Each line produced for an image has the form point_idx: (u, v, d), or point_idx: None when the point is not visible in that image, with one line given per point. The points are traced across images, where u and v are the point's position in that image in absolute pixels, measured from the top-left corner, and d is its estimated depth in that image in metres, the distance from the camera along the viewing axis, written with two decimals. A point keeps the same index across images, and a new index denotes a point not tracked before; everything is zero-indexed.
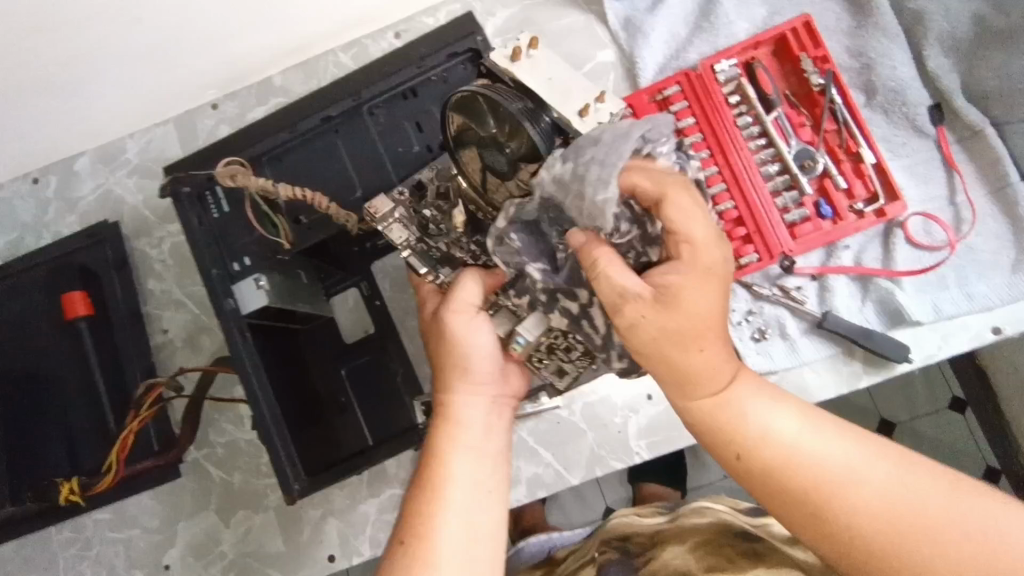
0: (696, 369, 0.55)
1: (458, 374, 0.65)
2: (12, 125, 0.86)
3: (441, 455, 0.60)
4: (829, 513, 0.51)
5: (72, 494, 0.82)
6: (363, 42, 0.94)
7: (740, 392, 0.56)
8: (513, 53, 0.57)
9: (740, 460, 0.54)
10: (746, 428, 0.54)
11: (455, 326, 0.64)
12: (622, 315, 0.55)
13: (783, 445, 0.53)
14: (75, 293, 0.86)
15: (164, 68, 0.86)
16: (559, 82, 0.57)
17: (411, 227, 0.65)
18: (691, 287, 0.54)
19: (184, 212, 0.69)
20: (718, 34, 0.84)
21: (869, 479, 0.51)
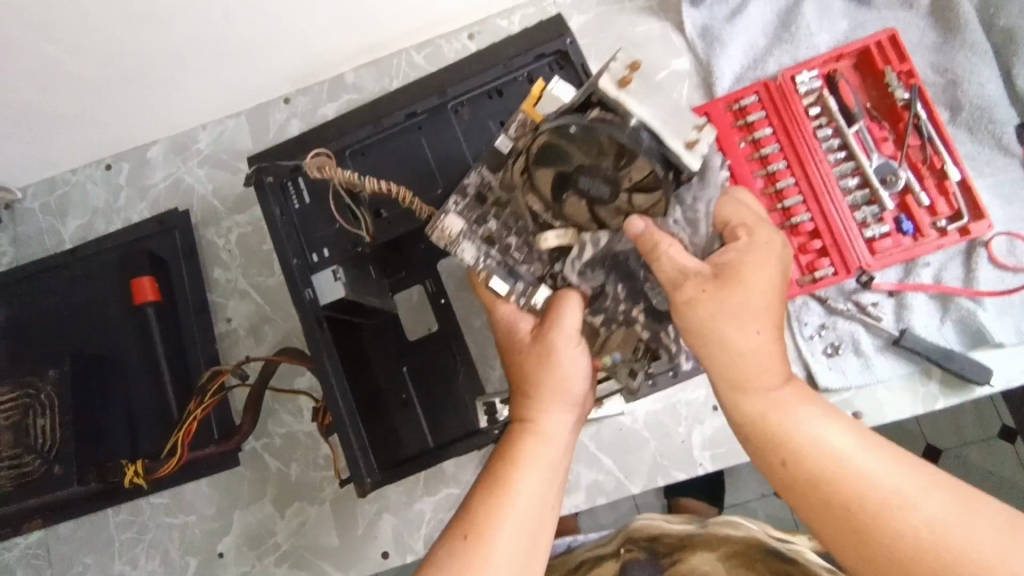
0: (750, 368, 0.53)
1: (553, 399, 0.62)
2: (96, 110, 0.88)
3: (517, 465, 0.58)
4: (864, 536, 0.47)
5: (137, 476, 0.82)
6: (436, 42, 0.95)
7: (794, 399, 0.53)
8: (621, 79, 0.53)
9: (785, 467, 0.51)
10: (793, 433, 0.51)
11: (559, 357, 0.61)
12: (681, 291, 0.55)
13: (832, 457, 0.49)
14: (145, 278, 0.87)
15: (245, 60, 0.87)
16: (666, 112, 0.54)
17: (481, 244, 0.63)
18: (749, 263, 0.55)
19: (267, 199, 0.70)
20: (798, 46, 0.83)
21: (917, 505, 0.46)
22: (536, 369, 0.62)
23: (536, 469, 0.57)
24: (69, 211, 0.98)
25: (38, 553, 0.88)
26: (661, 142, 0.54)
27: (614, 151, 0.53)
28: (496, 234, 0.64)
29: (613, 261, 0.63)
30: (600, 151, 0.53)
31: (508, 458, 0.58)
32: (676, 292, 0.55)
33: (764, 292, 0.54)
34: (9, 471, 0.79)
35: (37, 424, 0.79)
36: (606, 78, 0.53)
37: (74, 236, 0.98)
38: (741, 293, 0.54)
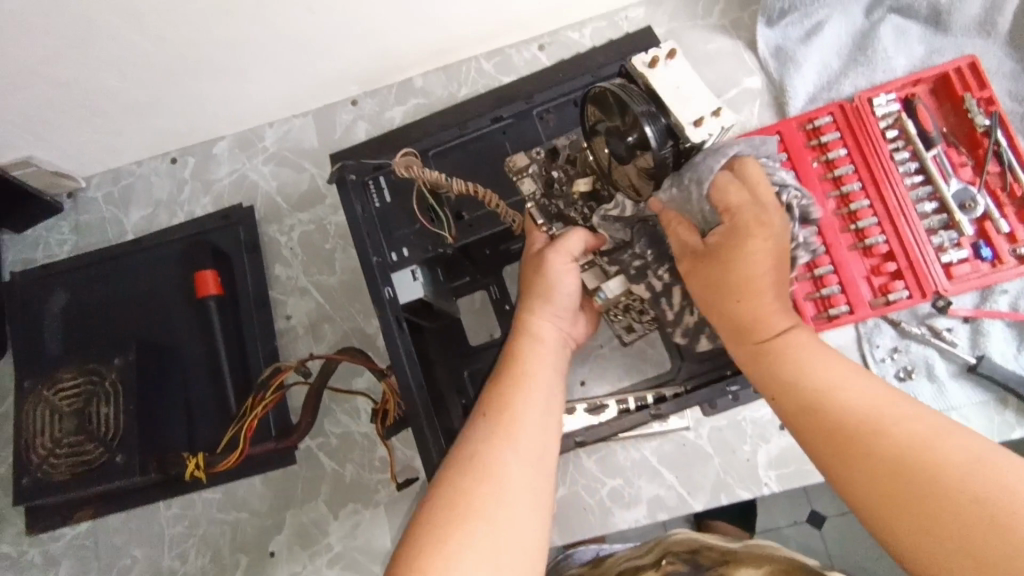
0: (746, 314, 0.57)
1: (538, 301, 0.64)
2: (172, 102, 0.89)
3: (522, 366, 0.60)
4: (849, 447, 0.47)
5: (197, 469, 0.81)
6: (506, 52, 0.95)
7: (791, 343, 0.55)
8: (652, 61, 0.59)
9: (779, 401, 0.53)
10: (788, 364, 0.53)
11: (551, 269, 0.64)
12: (680, 265, 0.61)
13: (822, 379, 0.51)
14: (208, 271, 0.88)
15: (321, 59, 0.88)
16: (684, 90, 0.58)
17: (539, 184, 0.68)
18: (733, 252, 0.56)
19: (348, 196, 0.71)
20: (876, 68, 0.84)
21: (899, 419, 0.46)
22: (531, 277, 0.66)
23: (541, 370, 0.60)
24: (132, 202, 0.99)
25: (87, 544, 0.88)
26: (672, 114, 0.58)
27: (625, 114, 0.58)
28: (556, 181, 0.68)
29: (643, 224, 0.65)
30: (620, 115, 0.59)
31: (511, 361, 0.61)
32: (679, 263, 0.61)
33: (748, 269, 0.56)
34: (70, 458, 0.79)
35: (100, 412, 0.79)
36: (642, 54, 0.60)
37: (136, 227, 0.98)
38: (727, 267, 0.57)
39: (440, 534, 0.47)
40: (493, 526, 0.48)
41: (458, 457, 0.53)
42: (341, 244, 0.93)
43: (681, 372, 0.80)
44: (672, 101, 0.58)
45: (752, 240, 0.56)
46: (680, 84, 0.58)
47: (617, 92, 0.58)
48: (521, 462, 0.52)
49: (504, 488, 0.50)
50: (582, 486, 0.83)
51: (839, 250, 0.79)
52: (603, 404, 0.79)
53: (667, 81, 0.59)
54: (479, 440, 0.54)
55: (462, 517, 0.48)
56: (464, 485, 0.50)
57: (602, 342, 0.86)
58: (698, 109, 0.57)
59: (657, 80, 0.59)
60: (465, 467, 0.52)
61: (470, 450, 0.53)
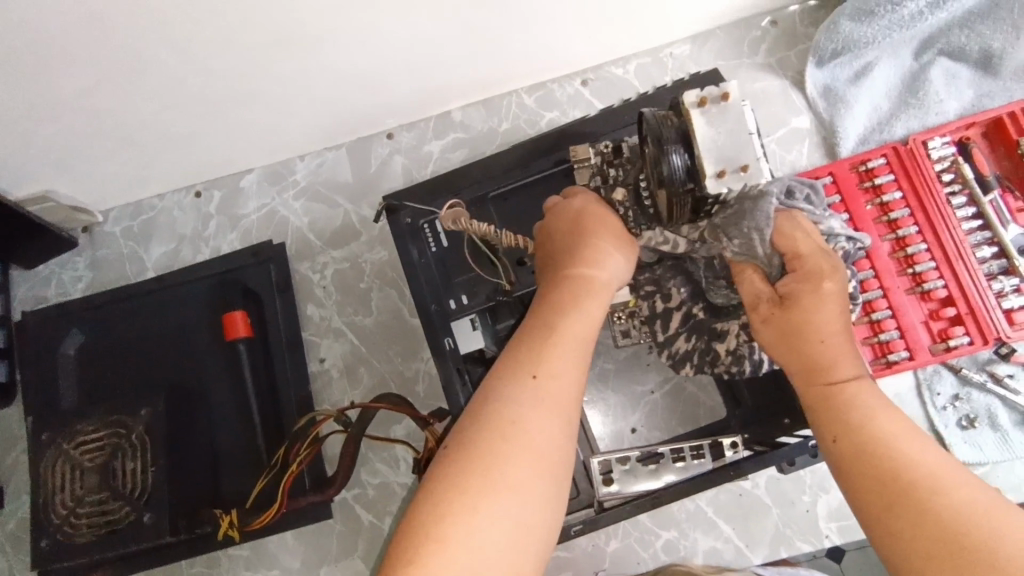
0: (820, 353, 0.54)
1: (613, 242, 0.58)
2: (204, 135, 0.85)
3: (578, 321, 0.53)
4: (903, 501, 0.44)
5: (231, 527, 0.77)
6: (548, 86, 0.93)
7: (859, 390, 0.52)
8: (701, 101, 0.55)
9: (837, 439, 0.49)
10: (852, 408, 0.50)
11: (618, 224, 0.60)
12: (754, 311, 0.58)
13: (887, 427, 0.48)
14: (237, 313, 0.83)
15: (363, 94, 0.85)
16: (718, 140, 0.54)
17: (595, 179, 0.66)
18: (810, 297, 0.55)
19: (405, 242, 0.70)
20: (927, 111, 0.84)
21: (958, 491, 0.43)
22: (606, 216, 0.60)
23: (589, 331, 0.53)
24: (154, 237, 0.94)
25: None
26: (699, 157, 0.54)
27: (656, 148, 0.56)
28: (613, 181, 0.66)
29: (678, 261, 0.67)
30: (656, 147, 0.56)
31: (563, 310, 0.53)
32: (752, 314, 0.59)
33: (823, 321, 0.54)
34: (94, 517, 0.74)
35: (125, 467, 0.74)
36: (694, 91, 0.55)
37: (158, 263, 0.93)
38: (806, 311, 0.55)
39: (452, 494, 0.42)
40: (515, 501, 0.43)
41: (488, 410, 0.46)
42: (377, 282, 0.89)
43: (734, 418, 0.78)
44: (701, 145, 0.54)
45: (827, 284, 0.55)
46: (716, 134, 0.54)
47: (654, 125, 0.56)
48: (565, 439, 0.47)
49: (537, 460, 0.45)
50: (635, 539, 0.79)
51: (897, 294, 0.77)
52: (656, 455, 0.76)
53: (708, 126, 0.54)
54: (516, 397, 0.47)
55: (480, 481, 0.43)
56: (490, 448, 0.44)
57: (652, 388, 0.83)
58: (724, 160, 0.54)
59: (697, 122, 0.55)
60: (492, 426, 0.45)
61: (500, 406, 0.46)
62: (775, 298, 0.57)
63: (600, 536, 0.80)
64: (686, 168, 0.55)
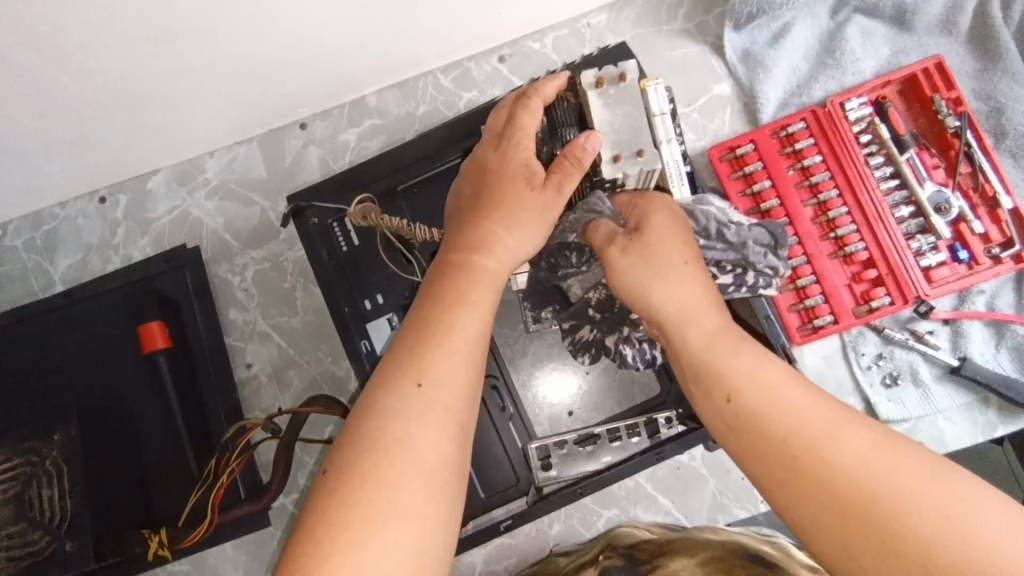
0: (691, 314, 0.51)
1: (503, 225, 0.54)
2: (97, 139, 0.80)
3: (461, 307, 0.50)
4: (807, 462, 0.42)
5: (161, 547, 0.75)
6: (464, 65, 0.89)
7: (743, 345, 0.49)
8: (598, 80, 0.52)
9: (730, 401, 0.47)
10: (735, 364, 0.48)
11: (512, 197, 0.54)
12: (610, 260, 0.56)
13: (781, 385, 0.46)
14: (154, 324, 0.79)
15: (265, 84, 0.80)
16: (616, 123, 0.52)
17: None
18: (662, 248, 0.54)
19: (312, 242, 0.66)
20: (845, 72, 0.83)
21: (848, 440, 0.41)
22: (505, 187, 0.54)
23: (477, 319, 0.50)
24: (59, 249, 0.89)
25: None
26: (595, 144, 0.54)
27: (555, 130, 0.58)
28: None
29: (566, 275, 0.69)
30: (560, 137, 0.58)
31: (443, 302, 0.50)
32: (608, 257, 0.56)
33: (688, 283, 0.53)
34: (12, 548, 0.70)
35: (42, 495, 0.71)
36: (591, 70, 0.52)
37: (66, 276, 0.89)
38: (659, 258, 0.54)
39: (350, 540, 0.41)
40: (416, 523, 0.42)
41: (371, 437, 0.44)
42: (300, 281, 0.86)
43: (671, 394, 0.76)
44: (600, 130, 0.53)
45: (672, 235, 0.54)
46: (614, 117, 0.52)
47: (553, 109, 0.58)
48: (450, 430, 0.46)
49: (418, 460, 0.44)
50: (578, 519, 0.79)
51: (820, 259, 0.78)
52: (593, 436, 0.76)
53: (605, 109, 0.53)
54: (401, 412, 0.45)
55: (378, 515, 0.41)
56: (377, 462, 0.43)
57: (586, 368, 0.78)
58: (620, 144, 0.52)
59: (593, 104, 0.53)
60: (377, 450, 0.44)
61: (385, 415, 0.45)
62: (621, 242, 0.55)
63: (543, 519, 0.79)
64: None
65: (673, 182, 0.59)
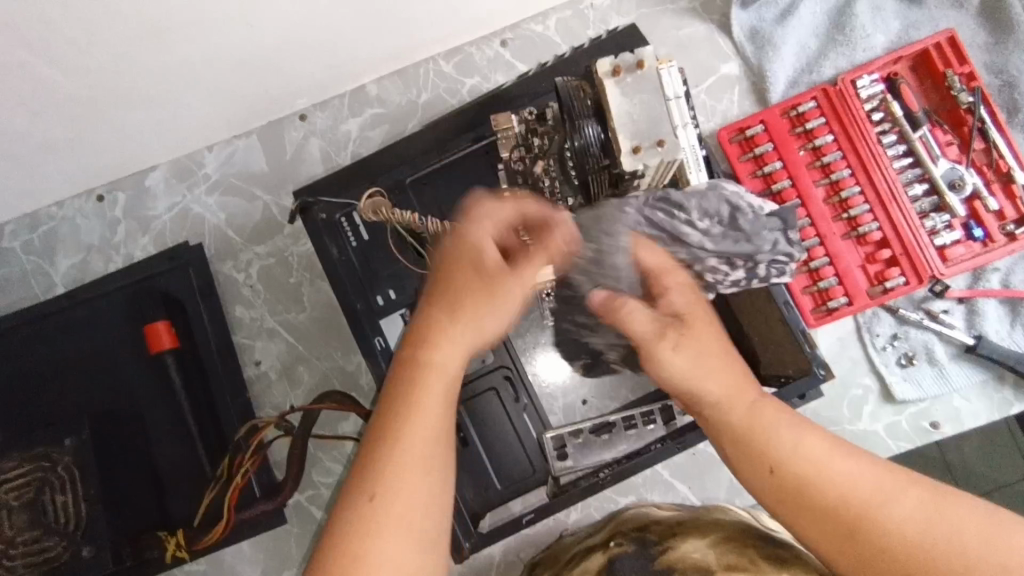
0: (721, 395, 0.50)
1: (453, 321, 0.47)
2: (91, 137, 0.78)
3: (419, 397, 0.44)
4: (862, 527, 0.43)
5: (179, 548, 0.76)
6: (466, 50, 0.88)
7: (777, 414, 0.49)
8: (615, 68, 0.50)
9: (774, 474, 0.46)
10: (776, 437, 0.47)
11: (466, 298, 0.48)
12: (658, 353, 0.51)
13: (824, 450, 0.46)
14: (160, 323, 0.78)
15: (261, 76, 0.78)
16: (637, 111, 0.50)
17: (520, 150, 0.63)
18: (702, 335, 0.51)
19: (320, 238, 0.64)
20: (856, 48, 0.81)
21: (895, 499, 0.44)
22: (461, 288, 0.48)
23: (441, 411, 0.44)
24: (58, 250, 0.88)
25: None
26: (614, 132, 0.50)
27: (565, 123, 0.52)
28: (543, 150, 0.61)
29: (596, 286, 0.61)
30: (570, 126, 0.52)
31: (407, 390, 0.45)
32: (655, 348, 0.51)
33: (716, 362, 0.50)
34: (31, 555, 0.70)
35: (56, 501, 0.70)
36: (608, 57, 0.50)
37: (66, 278, 0.87)
38: (702, 346, 0.51)
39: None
40: None
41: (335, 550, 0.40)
42: (307, 276, 0.85)
43: None
44: (617, 118, 0.50)
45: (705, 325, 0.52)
46: (634, 105, 0.49)
47: (565, 95, 0.52)
48: (423, 536, 0.42)
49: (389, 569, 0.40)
50: (595, 508, 0.78)
51: (833, 240, 0.77)
52: (608, 425, 0.76)
53: (622, 97, 0.50)
54: (372, 519, 0.41)
55: None
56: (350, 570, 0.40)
57: None
58: (640, 133, 0.49)
59: (610, 92, 0.50)
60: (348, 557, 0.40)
61: (358, 519, 0.41)
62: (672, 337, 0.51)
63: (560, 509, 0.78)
64: (601, 143, 0.51)
65: (691, 168, 0.55)
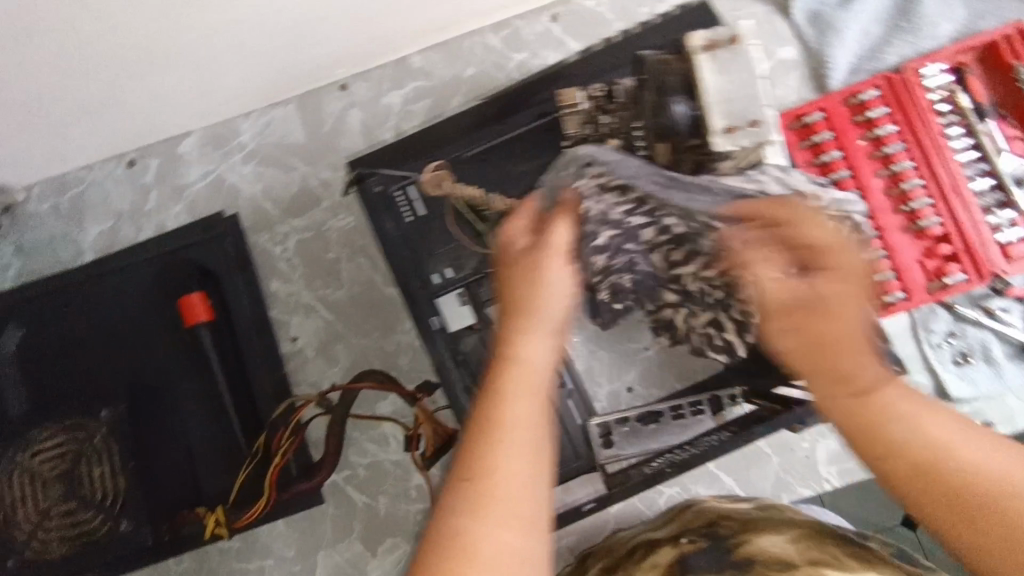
0: (836, 367, 0.44)
1: (517, 307, 0.47)
2: (127, 99, 0.74)
3: (501, 397, 0.42)
4: (1003, 518, 0.37)
5: (218, 526, 0.73)
6: (515, 24, 0.85)
7: (892, 391, 0.43)
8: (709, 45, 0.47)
9: (890, 461, 0.41)
10: (891, 417, 0.42)
11: (520, 282, 0.48)
12: (779, 323, 0.47)
13: (948, 432, 0.41)
14: (195, 295, 0.76)
15: (306, 41, 0.75)
16: (730, 89, 0.47)
17: (586, 127, 0.59)
18: (841, 303, 0.45)
19: (376, 214, 0.62)
20: (922, 36, 0.79)
21: None
22: (514, 277, 0.48)
23: (529, 405, 0.42)
24: (87, 216, 0.85)
25: None
26: (707, 110, 0.47)
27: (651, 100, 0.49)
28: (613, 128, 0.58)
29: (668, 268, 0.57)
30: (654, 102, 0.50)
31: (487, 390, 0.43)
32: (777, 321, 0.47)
33: (837, 332, 0.45)
34: (64, 529, 0.68)
35: (93, 474, 0.68)
36: (700, 33, 0.48)
37: (96, 245, 0.84)
38: (822, 322, 0.45)
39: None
40: None
41: (437, 554, 0.37)
42: (346, 252, 0.83)
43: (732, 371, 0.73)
44: (711, 95, 0.47)
45: (847, 283, 0.46)
46: (729, 82, 0.47)
47: (653, 72, 0.50)
48: (523, 534, 0.38)
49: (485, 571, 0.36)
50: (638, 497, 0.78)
51: (891, 234, 0.74)
52: (655, 414, 0.74)
53: (716, 75, 0.48)
54: (461, 523, 0.38)
55: None
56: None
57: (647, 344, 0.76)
58: (734, 113, 0.47)
59: (703, 68, 0.48)
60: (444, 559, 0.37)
61: (445, 525, 0.38)
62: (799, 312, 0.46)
63: None
64: (691, 122, 0.48)
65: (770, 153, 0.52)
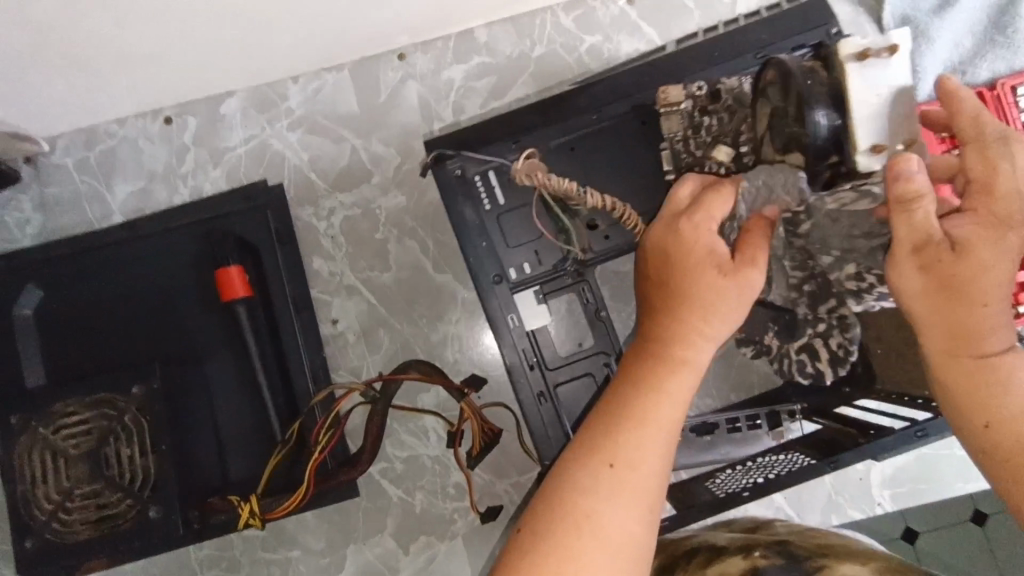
0: (969, 323, 0.42)
1: (696, 309, 0.45)
2: (175, 54, 0.69)
3: (658, 391, 0.44)
4: None
5: (252, 517, 0.68)
6: (588, 4, 0.80)
7: (1016, 364, 0.43)
8: (863, 53, 0.43)
9: (992, 431, 0.43)
10: (1008, 388, 0.43)
11: (706, 286, 0.45)
12: (913, 260, 0.41)
13: None
14: (234, 269, 0.71)
15: (374, 5, 0.69)
16: (881, 103, 0.43)
17: (687, 128, 0.55)
18: (992, 256, 0.40)
19: (453, 199, 0.58)
20: (1017, 52, 0.75)
21: None
22: (697, 277, 0.45)
23: (677, 405, 0.45)
24: (117, 174, 0.79)
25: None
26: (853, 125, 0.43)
27: (790, 109, 0.45)
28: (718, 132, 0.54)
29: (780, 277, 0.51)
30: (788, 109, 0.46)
31: (642, 378, 0.45)
32: (910, 255, 0.41)
33: (987, 286, 0.41)
34: (88, 512, 0.64)
35: (121, 455, 0.64)
36: (854, 39, 0.43)
37: (125, 205, 0.78)
38: (978, 275, 0.40)
39: None
40: None
41: (565, 506, 0.42)
42: (394, 233, 0.78)
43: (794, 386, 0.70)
44: (858, 108, 0.43)
45: (1011, 239, 0.40)
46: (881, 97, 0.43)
47: (794, 77, 0.45)
48: (645, 513, 0.42)
49: (609, 538, 0.41)
50: None
51: None
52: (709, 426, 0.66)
53: (866, 86, 0.43)
54: (592, 487, 0.42)
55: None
56: (563, 532, 0.41)
57: None
58: (881, 130, 0.43)
59: (852, 78, 0.43)
60: (568, 516, 0.41)
61: (576, 483, 0.42)
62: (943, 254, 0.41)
63: None
64: (835, 135, 0.44)
65: None
